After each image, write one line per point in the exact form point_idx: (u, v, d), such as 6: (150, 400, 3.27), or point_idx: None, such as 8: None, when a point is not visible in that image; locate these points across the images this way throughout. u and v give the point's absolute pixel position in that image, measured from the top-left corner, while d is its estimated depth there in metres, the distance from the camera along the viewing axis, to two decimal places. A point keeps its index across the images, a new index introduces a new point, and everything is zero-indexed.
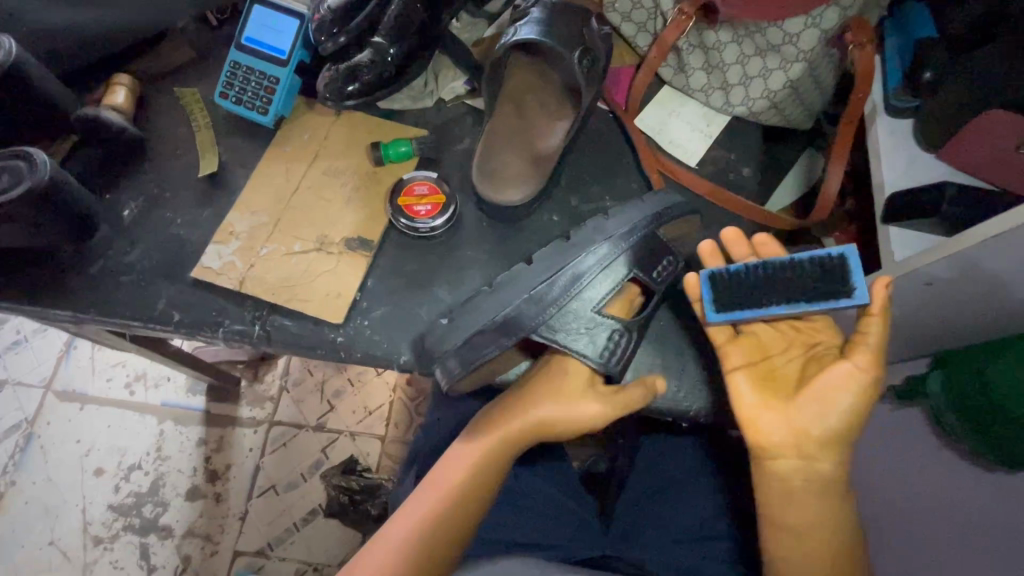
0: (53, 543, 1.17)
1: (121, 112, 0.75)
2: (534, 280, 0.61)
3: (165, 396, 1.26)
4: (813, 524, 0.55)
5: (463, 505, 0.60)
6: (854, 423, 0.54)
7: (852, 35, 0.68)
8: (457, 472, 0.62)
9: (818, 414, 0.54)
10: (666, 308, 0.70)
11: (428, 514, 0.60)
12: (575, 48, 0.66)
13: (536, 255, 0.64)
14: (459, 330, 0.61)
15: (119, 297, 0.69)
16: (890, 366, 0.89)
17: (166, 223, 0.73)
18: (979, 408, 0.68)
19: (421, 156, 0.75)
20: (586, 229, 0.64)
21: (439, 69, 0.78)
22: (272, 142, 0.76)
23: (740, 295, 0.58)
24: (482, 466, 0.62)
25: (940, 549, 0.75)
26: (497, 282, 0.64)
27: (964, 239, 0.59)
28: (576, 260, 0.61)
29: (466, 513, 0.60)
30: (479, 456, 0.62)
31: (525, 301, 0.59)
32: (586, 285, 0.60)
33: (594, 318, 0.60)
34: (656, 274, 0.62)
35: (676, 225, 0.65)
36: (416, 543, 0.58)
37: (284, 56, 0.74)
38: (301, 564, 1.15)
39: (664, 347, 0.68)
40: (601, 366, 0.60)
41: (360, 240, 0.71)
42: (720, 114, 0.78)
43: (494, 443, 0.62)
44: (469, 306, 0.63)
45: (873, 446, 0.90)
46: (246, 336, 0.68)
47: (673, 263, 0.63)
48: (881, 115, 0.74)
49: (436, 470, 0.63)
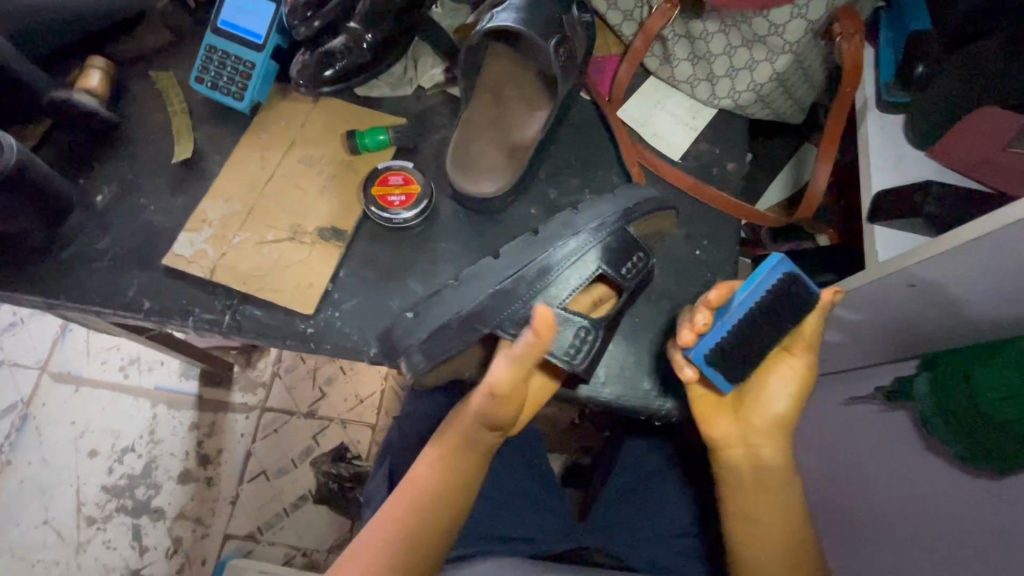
0: (48, 522, 1.18)
1: (95, 95, 0.73)
2: (500, 275, 0.61)
3: (159, 379, 1.26)
4: (777, 522, 0.55)
5: (437, 506, 0.60)
6: (796, 411, 0.56)
7: (840, 26, 0.66)
8: (428, 473, 0.61)
9: (761, 406, 0.56)
10: (642, 305, 0.69)
11: (403, 518, 0.59)
12: (552, 37, 0.64)
13: (504, 250, 0.65)
14: (426, 322, 0.62)
15: (92, 284, 0.69)
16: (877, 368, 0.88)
17: (140, 209, 0.72)
18: (961, 414, 0.66)
19: (398, 146, 0.74)
20: (554, 224, 0.64)
21: (418, 55, 0.76)
22: (248, 128, 0.75)
23: (741, 360, 0.53)
24: (453, 465, 0.61)
25: (917, 550, 0.78)
26: (463, 276, 0.64)
27: (945, 242, 0.56)
28: (544, 254, 0.61)
29: (441, 512, 0.60)
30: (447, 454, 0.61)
31: (491, 296, 0.59)
32: (552, 280, 0.60)
33: (559, 314, 0.58)
34: (625, 271, 0.61)
35: (646, 222, 0.64)
36: (389, 548, 0.57)
37: (260, 41, 0.73)
38: (290, 549, 1.16)
39: (637, 345, 0.68)
40: (565, 364, 0.58)
41: (333, 230, 0.70)
42: (706, 106, 0.76)
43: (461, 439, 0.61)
44: (435, 300, 0.63)
45: (855, 446, 0.89)
46: (217, 326, 0.68)
47: (643, 260, 0.62)
48: (872, 111, 0.72)
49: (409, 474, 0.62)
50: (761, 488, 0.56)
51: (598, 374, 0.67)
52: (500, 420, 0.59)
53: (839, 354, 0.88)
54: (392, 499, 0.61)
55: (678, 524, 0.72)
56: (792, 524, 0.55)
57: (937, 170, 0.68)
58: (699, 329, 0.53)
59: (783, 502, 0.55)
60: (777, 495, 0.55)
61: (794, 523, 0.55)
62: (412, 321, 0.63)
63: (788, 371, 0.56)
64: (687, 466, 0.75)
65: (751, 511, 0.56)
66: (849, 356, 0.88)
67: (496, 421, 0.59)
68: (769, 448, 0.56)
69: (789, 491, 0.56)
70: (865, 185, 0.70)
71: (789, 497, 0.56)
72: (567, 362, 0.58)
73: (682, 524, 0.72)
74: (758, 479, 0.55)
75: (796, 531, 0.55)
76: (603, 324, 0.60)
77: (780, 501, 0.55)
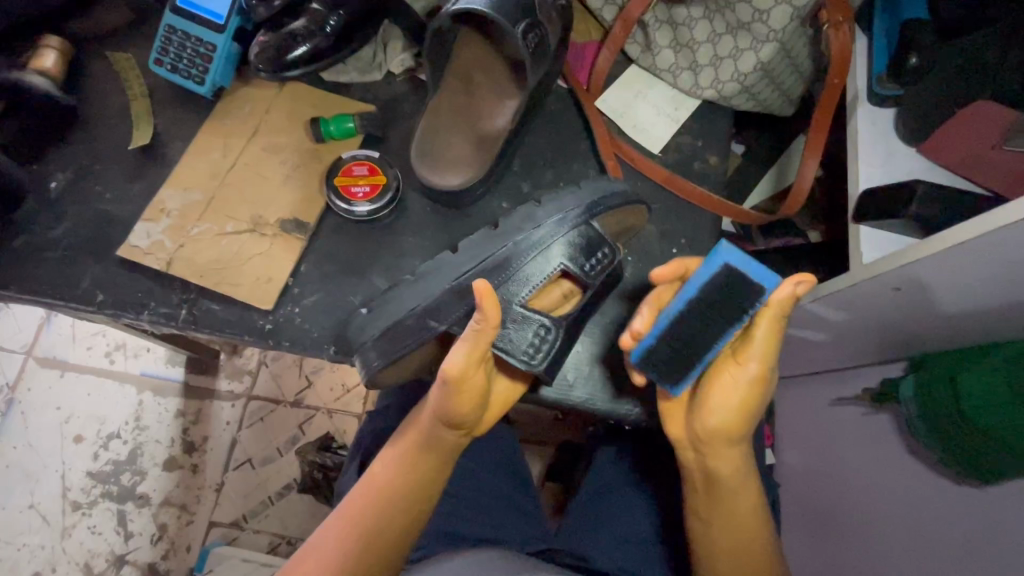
0: (33, 507, 1.16)
1: (50, 76, 0.70)
2: (459, 271, 0.60)
3: (144, 365, 1.22)
4: (748, 527, 0.54)
5: (396, 514, 0.56)
6: (740, 423, 0.50)
7: (827, 13, 0.62)
8: (387, 477, 0.57)
9: (704, 412, 0.51)
10: (614, 304, 0.67)
11: (361, 524, 0.55)
12: (521, 21, 0.60)
13: (462, 245, 0.63)
14: (382, 316, 0.61)
15: (46, 274, 0.67)
16: (860, 370, 0.84)
17: (95, 197, 0.70)
18: (945, 421, 0.63)
19: (365, 134, 0.71)
20: (515, 217, 0.62)
21: (388, 39, 0.73)
22: (211, 114, 0.72)
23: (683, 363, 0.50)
24: (413, 471, 0.57)
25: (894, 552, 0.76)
26: (421, 271, 0.63)
27: (931, 243, 0.53)
28: (504, 249, 0.59)
29: (400, 521, 0.56)
30: (409, 459, 0.57)
31: (448, 292, 0.58)
32: (512, 276, 0.57)
33: (517, 312, 0.55)
34: (590, 266, 0.57)
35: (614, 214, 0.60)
36: (345, 552, 0.54)
37: (221, 22, 0.69)
38: (275, 537, 1.15)
39: (608, 346, 0.65)
40: (524, 365, 0.54)
41: (296, 222, 0.68)
42: (690, 97, 0.72)
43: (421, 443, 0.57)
44: (392, 296, 0.62)
45: (839, 445, 0.87)
46: (173, 319, 0.66)
47: (610, 256, 0.58)
48: (863, 103, 0.68)
49: (367, 476, 0.58)
50: (718, 494, 0.54)
51: (567, 374, 0.64)
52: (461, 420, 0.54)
53: (825, 353, 0.85)
54: (350, 501, 0.57)
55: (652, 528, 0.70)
56: (747, 533, 0.54)
57: (927, 168, 0.65)
58: (637, 330, 0.51)
59: (741, 510, 0.54)
60: (746, 503, 0.53)
61: (751, 531, 0.54)
62: (366, 319, 0.62)
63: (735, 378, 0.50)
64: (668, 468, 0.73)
65: (703, 516, 0.55)
66: (829, 357, 0.86)
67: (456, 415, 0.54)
68: (717, 456, 0.52)
69: (749, 497, 0.54)
70: (851, 183, 0.67)
71: (752, 503, 0.54)
72: (526, 364, 0.54)
73: (655, 528, 0.70)
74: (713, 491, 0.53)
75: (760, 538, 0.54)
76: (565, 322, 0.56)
77: (740, 511, 0.53)
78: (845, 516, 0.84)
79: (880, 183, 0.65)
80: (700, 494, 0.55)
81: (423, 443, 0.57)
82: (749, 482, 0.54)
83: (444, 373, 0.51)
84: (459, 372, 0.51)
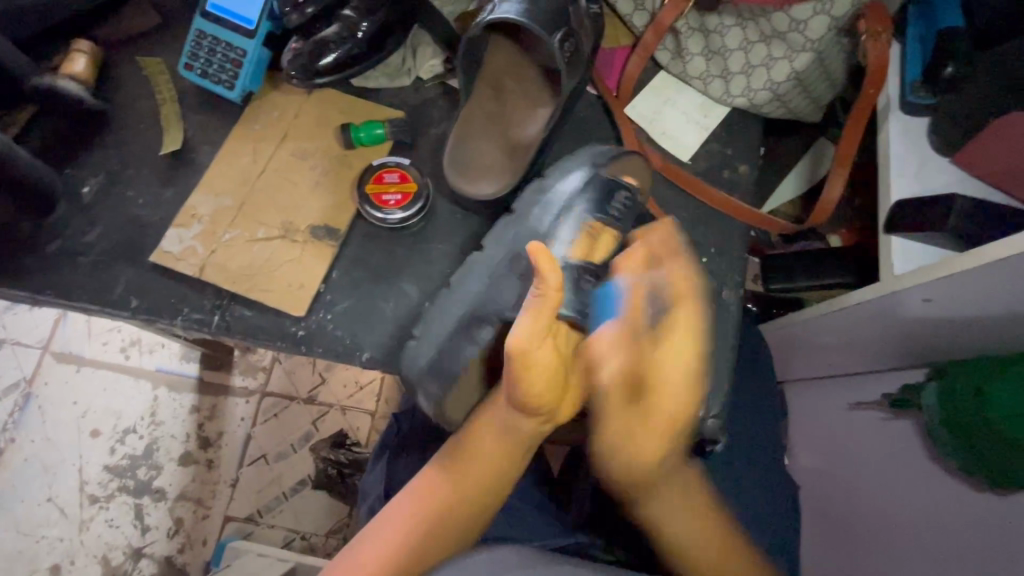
0: (51, 500, 1.13)
1: (81, 81, 0.70)
2: (493, 262, 0.62)
3: (160, 361, 1.19)
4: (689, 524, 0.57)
5: (467, 518, 0.57)
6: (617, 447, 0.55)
7: (866, 23, 0.62)
8: (459, 472, 0.58)
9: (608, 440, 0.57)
10: None
11: (444, 500, 0.57)
12: (558, 31, 0.61)
13: (486, 241, 0.64)
14: (425, 331, 0.62)
15: (80, 279, 0.68)
16: (875, 377, 0.82)
17: (127, 202, 0.70)
18: (974, 433, 0.62)
19: (394, 141, 0.71)
20: (526, 194, 0.65)
21: (417, 44, 0.73)
22: (239, 118, 0.72)
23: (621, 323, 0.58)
24: (486, 463, 0.59)
25: (909, 557, 0.75)
26: (454, 280, 0.64)
27: (976, 256, 0.52)
28: (528, 227, 0.63)
29: (470, 525, 0.57)
30: (488, 454, 0.59)
31: (487, 283, 0.61)
32: (548, 244, 0.62)
33: (567, 273, 0.59)
34: (614, 210, 0.63)
35: (624, 164, 0.65)
36: (419, 530, 0.55)
37: (251, 27, 0.69)
38: (289, 533, 1.13)
39: None
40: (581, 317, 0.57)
41: (326, 229, 0.68)
42: (719, 104, 0.72)
43: (496, 431, 0.59)
44: (434, 307, 0.64)
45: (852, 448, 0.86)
46: (206, 325, 0.67)
47: (628, 195, 0.63)
48: (895, 112, 0.67)
49: (427, 472, 0.59)
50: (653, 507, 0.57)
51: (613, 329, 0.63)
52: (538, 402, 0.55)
53: (835, 359, 0.84)
54: (414, 511, 0.56)
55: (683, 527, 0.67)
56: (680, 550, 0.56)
57: (959, 179, 0.64)
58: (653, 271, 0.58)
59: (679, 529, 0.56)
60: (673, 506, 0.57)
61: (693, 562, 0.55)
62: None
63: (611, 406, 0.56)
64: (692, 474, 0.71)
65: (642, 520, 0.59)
66: (841, 363, 0.84)
67: (530, 390, 0.54)
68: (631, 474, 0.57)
69: (687, 509, 0.57)
70: (884, 194, 0.66)
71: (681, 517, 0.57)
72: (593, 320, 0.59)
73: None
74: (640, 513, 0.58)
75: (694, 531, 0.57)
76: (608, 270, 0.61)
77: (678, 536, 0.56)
78: (856, 518, 0.83)
79: (914, 194, 0.64)
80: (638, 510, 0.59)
81: (499, 433, 0.59)
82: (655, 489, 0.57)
83: (507, 347, 0.51)
84: (526, 345, 0.51)
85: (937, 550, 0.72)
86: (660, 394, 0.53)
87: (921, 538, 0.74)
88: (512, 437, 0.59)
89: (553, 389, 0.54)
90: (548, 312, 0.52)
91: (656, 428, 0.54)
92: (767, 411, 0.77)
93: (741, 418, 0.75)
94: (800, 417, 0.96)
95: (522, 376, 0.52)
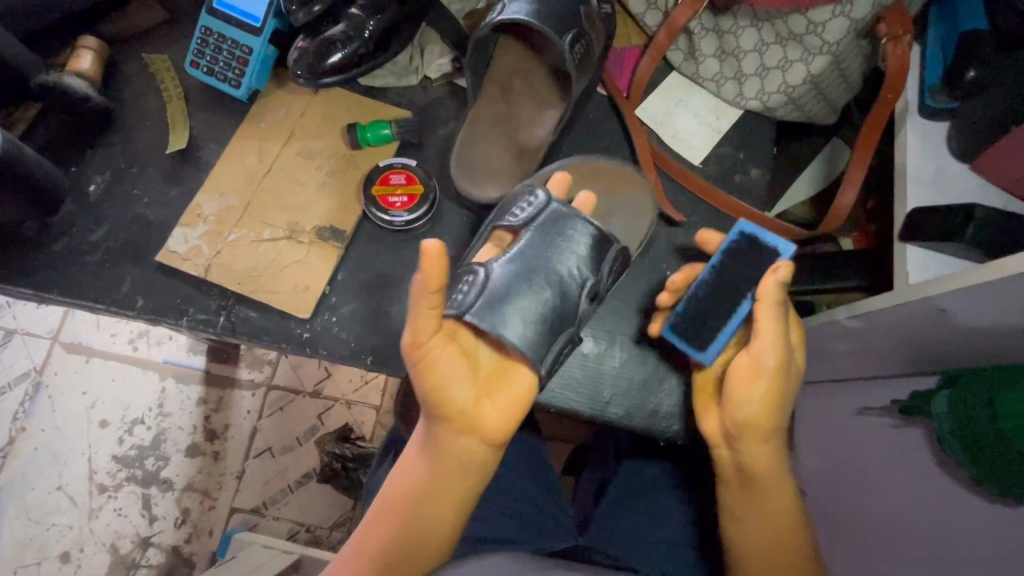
0: (61, 489, 1.15)
1: (88, 79, 0.70)
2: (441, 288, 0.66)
3: (167, 353, 1.20)
4: (772, 495, 0.53)
5: (411, 553, 0.51)
6: (771, 406, 0.51)
7: (886, 27, 0.59)
8: (398, 513, 0.51)
9: (739, 406, 0.51)
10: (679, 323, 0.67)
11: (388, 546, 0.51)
12: (568, 32, 0.60)
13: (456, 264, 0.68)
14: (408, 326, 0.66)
15: (87, 277, 0.68)
16: (874, 383, 0.81)
17: (134, 200, 0.70)
18: (986, 447, 0.60)
19: (402, 141, 0.70)
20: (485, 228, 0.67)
21: (426, 43, 0.72)
22: (246, 117, 0.71)
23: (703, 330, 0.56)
24: (415, 497, 0.51)
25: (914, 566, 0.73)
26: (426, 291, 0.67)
27: (996, 271, 0.50)
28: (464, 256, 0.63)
29: (417, 557, 0.51)
30: (419, 482, 0.51)
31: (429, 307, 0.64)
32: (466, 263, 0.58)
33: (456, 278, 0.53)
34: (516, 214, 0.54)
35: (579, 168, 0.64)
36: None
37: (258, 24, 0.68)
38: (294, 525, 1.13)
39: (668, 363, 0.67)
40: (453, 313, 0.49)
41: (332, 229, 0.68)
42: (732, 106, 0.71)
43: (429, 457, 0.51)
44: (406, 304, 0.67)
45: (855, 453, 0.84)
46: (212, 326, 0.66)
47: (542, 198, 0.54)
48: (912, 118, 0.65)
49: (371, 516, 0.53)
50: (754, 489, 0.53)
51: (510, 324, 0.49)
52: (442, 404, 0.48)
53: (844, 363, 0.82)
54: (364, 532, 0.53)
55: (691, 530, 0.66)
56: (736, 513, 0.54)
57: (978, 186, 0.62)
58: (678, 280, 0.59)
59: (772, 494, 0.53)
60: (768, 491, 0.52)
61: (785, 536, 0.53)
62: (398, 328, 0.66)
63: (754, 369, 0.51)
64: (697, 481, 0.69)
65: (738, 496, 0.54)
66: (849, 368, 0.82)
67: (432, 391, 0.48)
68: (756, 451, 0.52)
69: (762, 492, 0.53)
70: (900, 203, 0.64)
71: (779, 503, 0.53)
72: (496, 327, 0.49)
73: (694, 529, 0.66)
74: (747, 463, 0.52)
75: (783, 510, 0.53)
76: (500, 267, 0.51)
77: (771, 512, 0.53)
78: (861, 526, 0.81)
79: (930, 203, 0.62)
80: (733, 488, 0.54)
81: (425, 457, 0.51)
82: (759, 460, 0.52)
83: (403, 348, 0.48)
84: (416, 342, 0.46)
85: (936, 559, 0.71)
86: (740, 405, 0.51)
87: (920, 547, 0.73)
88: (441, 460, 0.51)
89: (457, 394, 0.48)
90: (429, 313, 0.46)
91: (761, 359, 0.50)
92: None
93: None
94: (799, 428, 0.96)
95: (420, 370, 0.47)
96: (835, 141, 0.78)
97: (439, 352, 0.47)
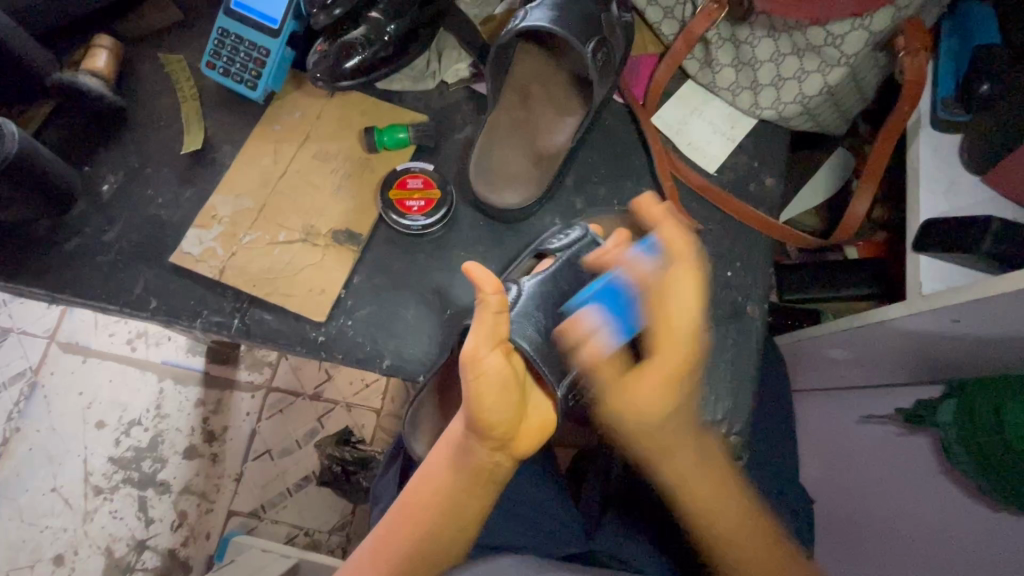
0: (56, 490, 1.13)
1: (102, 78, 0.70)
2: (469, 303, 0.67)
3: (165, 353, 1.19)
4: (716, 487, 0.55)
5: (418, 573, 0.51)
6: (633, 412, 0.54)
7: (905, 40, 0.61)
8: (418, 520, 0.52)
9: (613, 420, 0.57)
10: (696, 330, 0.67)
11: (406, 553, 0.51)
12: (591, 40, 0.60)
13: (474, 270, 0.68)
14: (424, 330, 0.66)
15: (98, 278, 0.67)
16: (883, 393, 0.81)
17: (147, 201, 0.70)
18: (993, 458, 0.60)
19: (418, 145, 0.70)
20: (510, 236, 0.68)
21: (443, 48, 0.72)
22: (261, 119, 0.71)
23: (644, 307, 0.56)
24: (433, 516, 0.52)
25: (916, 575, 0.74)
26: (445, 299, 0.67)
27: (1008, 282, 0.50)
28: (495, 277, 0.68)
29: None
30: (444, 493, 0.52)
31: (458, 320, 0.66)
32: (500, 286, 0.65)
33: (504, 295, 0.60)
34: (556, 243, 0.63)
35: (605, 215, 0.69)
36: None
37: (276, 25, 0.68)
38: (292, 529, 1.12)
39: None
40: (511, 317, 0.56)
41: (347, 233, 0.68)
42: (746, 116, 0.72)
43: (453, 465, 0.52)
44: (423, 311, 0.67)
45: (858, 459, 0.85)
46: (224, 328, 0.66)
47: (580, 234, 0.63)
48: (925, 130, 0.65)
49: (390, 522, 0.53)
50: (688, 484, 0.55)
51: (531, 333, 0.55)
52: (491, 429, 0.49)
53: (850, 371, 0.82)
54: (382, 535, 0.53)
55: None
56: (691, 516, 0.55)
57: (992, 197, 0.63)
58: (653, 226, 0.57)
59: (703, 493, 0.55)
60: (711, 486, 0.55)
61: (716, 516, 0.54)
62: (415, 334, 0.66)
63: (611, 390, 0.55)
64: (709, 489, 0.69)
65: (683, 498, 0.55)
66: (854, 377, 0.82)
67: (486, 408, 0.49)
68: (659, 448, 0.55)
69: (702, 483, 0.55)
70: (912, 213, 0.64)
71: (725, 495, 0.55)
72: (513, 333, 0.56)
73: None
74: (668, 469, 0.55)
75: (726, 496, 0.55)
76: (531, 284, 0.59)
77: (699, 497, 0.54)
78: (866, 533, 0.82)
79: (942, 213, 0.63)
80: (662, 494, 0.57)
81: (453, 465, 0.52)
82: (673, 448, 0.55)
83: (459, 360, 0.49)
84: (476, 351, 0.49)
85: (938, 564, 0.72)
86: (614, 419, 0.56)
87: (924, 555, 0.73)
88: (467, 470, 0.52)
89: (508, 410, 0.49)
90: (491, 319, 0.51)
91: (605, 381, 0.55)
92: (784, 426, 0.77)
93: (756, 432, 0.75)
94: (799, 429, 0.96)
95: (474, 391, 0.48)
96: (843, 152, 0.79)
97: (495, 367, 0.49)
